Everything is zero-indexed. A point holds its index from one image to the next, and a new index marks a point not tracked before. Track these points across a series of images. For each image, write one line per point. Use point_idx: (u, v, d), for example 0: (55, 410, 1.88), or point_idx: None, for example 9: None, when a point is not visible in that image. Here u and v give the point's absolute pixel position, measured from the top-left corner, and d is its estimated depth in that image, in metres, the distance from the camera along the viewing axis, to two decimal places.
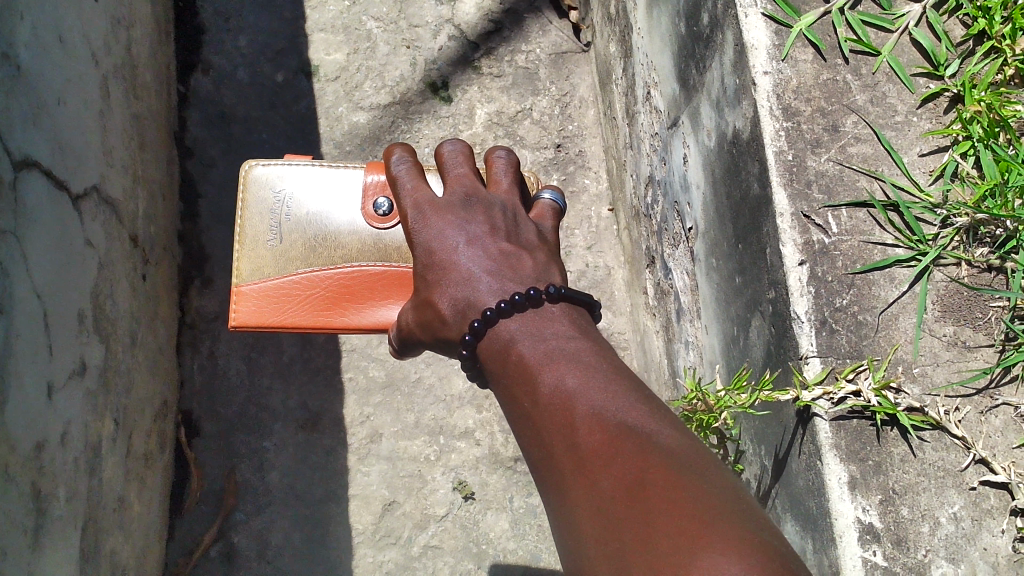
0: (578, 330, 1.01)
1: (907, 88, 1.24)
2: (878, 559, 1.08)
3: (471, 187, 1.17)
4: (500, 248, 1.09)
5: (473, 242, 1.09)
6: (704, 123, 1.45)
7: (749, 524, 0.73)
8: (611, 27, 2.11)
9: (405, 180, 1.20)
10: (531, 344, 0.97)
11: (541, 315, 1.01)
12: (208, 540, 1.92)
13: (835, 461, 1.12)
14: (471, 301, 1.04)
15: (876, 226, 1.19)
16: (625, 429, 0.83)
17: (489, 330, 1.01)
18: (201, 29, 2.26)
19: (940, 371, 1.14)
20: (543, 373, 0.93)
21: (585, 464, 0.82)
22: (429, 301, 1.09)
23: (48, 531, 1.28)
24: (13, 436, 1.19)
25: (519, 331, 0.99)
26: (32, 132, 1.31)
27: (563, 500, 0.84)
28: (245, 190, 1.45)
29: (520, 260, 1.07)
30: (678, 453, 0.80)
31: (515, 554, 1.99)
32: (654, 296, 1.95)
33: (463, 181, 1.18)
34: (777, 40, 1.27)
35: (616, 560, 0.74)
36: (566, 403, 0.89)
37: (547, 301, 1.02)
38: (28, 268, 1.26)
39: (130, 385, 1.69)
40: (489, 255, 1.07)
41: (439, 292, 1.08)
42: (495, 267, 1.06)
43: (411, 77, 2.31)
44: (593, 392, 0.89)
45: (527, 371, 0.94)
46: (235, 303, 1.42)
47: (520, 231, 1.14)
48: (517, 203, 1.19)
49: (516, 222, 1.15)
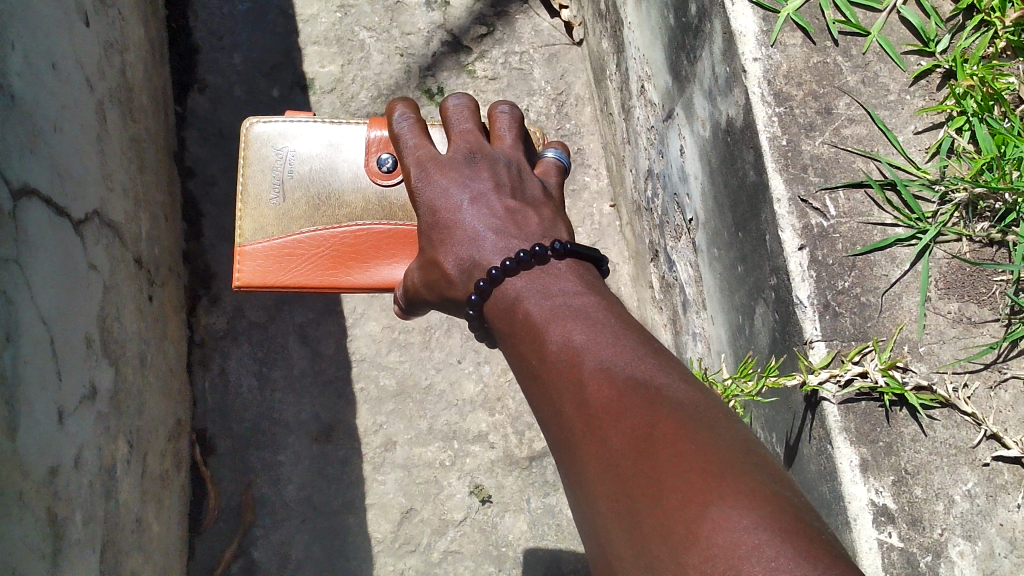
0: (584, 284, 1.03)
1: (898, 66, 1.23)
2: (893, 540, 1.08)
3: (475, 142, 1.18)
4: (505, 205, 1.12)
5: (478, 200, 1.12)
6: (698, 113, 1.45)
7: (757, 473, 0.74)
8: (603, 24, 2.11)
9: (407, 137, 1.21)
10: (537, 301, 0.99)
11: (548, 272, 1.03)
12: (228, 557, 1.93)
13: (845, 444, 1.11)
14: (477, 259, 1.07)
15: (874, 206, 1.19)
16: (632, 381, 0.84)
17: (494, 289, 1.04)
18: (195, 49, 2.27)
19: (947, 348, 1.14)
20: (550, 331, 0.94)
21: (592, 419, 0.83)
22: (436, 261, 1.13)
23: (66, 555, 1.28)
24: (25, 462, 1.19)
25: (525, 289, 1.02)
26: (29, 160, 1.31)
27: (571, 454, 0.85)
28: (246, 147, 1.44)
29: (525, 217, 1.11)
30: (686, 403, 0.81)
31: (534, 555, 2.00)
32: (660, 290, 1.95)
33: (468, 137, 1.19)
34: (765, 26, 1.26)
35: (626, 515, 0.76)
36: (572, 358, 0.89)
37: (553, 257, 1.04)
38: (33, 295, 1.27)
39: (142, 407, 1.69)
40: (494, 213, 1.10)
41: (445, 252, 1.11)
42: (500, 225, 1.09)
43: (406, 85, 2.31)
44: (599, 346, 0.89)
45: (534, 329, 0.96)
46: (238, 262, 1.42)
47: (525, 187, 1.17)
48: (521, 158, 1.22)
49: (520, 177, 1.18)
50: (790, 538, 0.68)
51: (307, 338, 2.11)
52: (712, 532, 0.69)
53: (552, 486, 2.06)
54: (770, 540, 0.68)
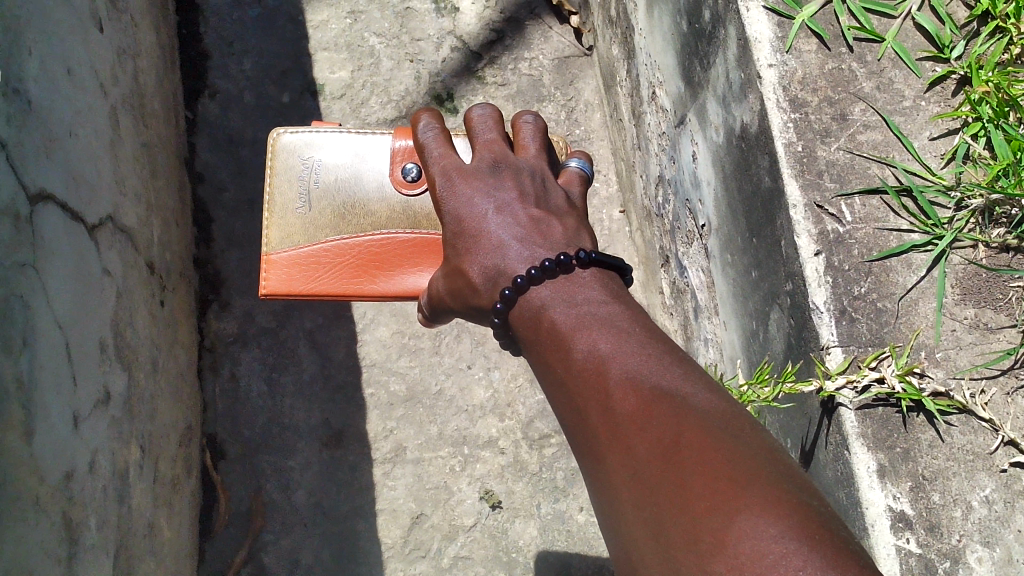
0: (610, 293, 1.03)
1: (913, 73, 1.23)
2: (912, 546, 1.08)
3: (499, 153, 1.19)
4: (530, 214, 1.12)
5: (502, 210, 1.12)
6: (712, 119, 1.45)
7: (785, 481, 0.74)
8: (613, 30, 2.11)
9: (433, 146, 1.22)
10: (562, 310, 0.99)
11: (572, 281, 1.03)
12: (238, 562, 1.92)
13: (862, 450, 1.11)
14: (501, 268, 1.08)
15: (890, 212, 1.19)
16: (659, 390, 0.84)
17: (520, 297, 1.04)
18: (205, 55, 2.28)
19: (964, 354, 1.13)
20: (575, 339, 0.94)
21: (619, 428, 0.83)
22: (461, 270, 1.14)
23: (81, 559, 1.28)
24: (42, 467, 1.20)
25: (550, 298, 1.02)
26: (45, 165, 1.32)
27: (598, 463, 0.85)
28: (274, 158, 1.45)
29: (550, 226, 1.11)
30: (713, 413, 0.81)
31: (544, 560, 1.99)
32: (670, 296, 1.96)
33: (492, 147, 1.20)
34: (780, 32, 1.27)
35: (653, 523, 0.76)
36: (598, 367, 0.89)
37: (578, 265, 1.04)
38: (49, 300, 1.27)
39: (154, 412, 1.70)
40: (519, 221, 1.11)
41: (470, 261, 1.12)
42: (524, 233, 1.09)
43: (416, 91, 2.32)
44: (626, 355, 0.89)
45: (559, 337, 0.96)
46: (264, 271, 1.43)
47: (549, 197, 1.17)
48: (545, 167, 1.22)
49: (545, 187, 1.18)
50: (816, 547, 0.68)
51: (318, 343, 2.11)
52: (738, 540, 0.69)
53: (562, 492, 2.05)
54: (798, 549, 0.67)
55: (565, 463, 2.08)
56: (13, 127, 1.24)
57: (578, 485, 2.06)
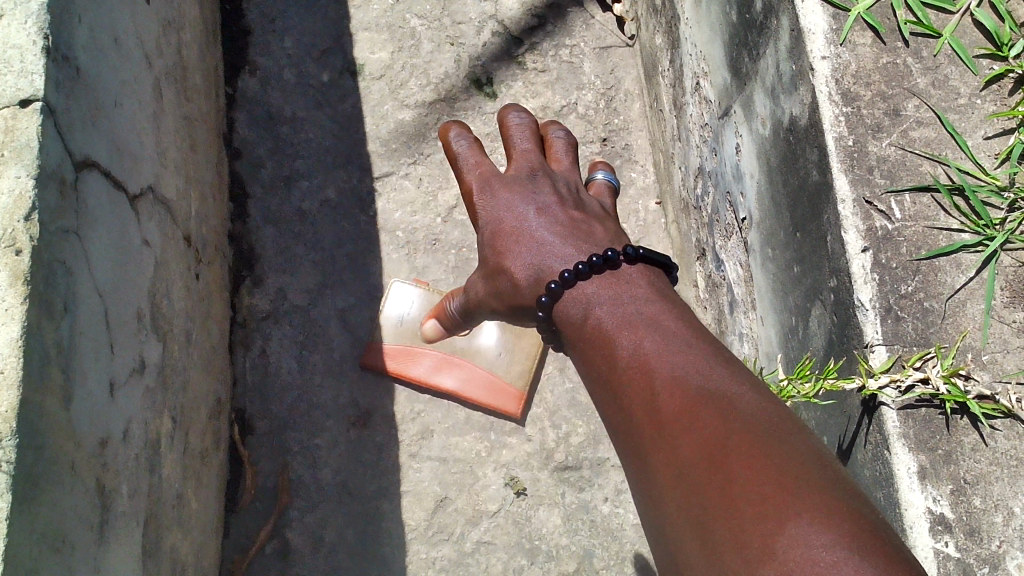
0: (655, 291, 1.02)
1: (970, 70, 1.21)
2: (950, 550, 1.06)
3: (537, 162, 1.21)
4: (570, 217, 1.14)
5: (544, 211, 1.14)
6: (759, 111, 1.43)
7: (834, 487, 0.72)
8: (657, 19, 2.10)
9: (467, 156, 1.25)
10: (609, 308, 0.99)
11: (619, 278, 1.04)
12: (263, 537, 1.93)
13: (903, 450, 1.10)
14: (546, 266, 1.09)
15: (941, 211, 1.16)
16: (704, 389, 0.83)
17: (566, 292, 1.05)
18: (248, 31, 2.28)
19: (1011, 357, 1.11)
20: (621, 339, 0.94)
21: (663, 427, 0.83)
22: (501, 269, 1.15)
23: (111, 526, 1.29)
24: (77, 431, 1.20)
25: (596, 296, 1.02)
26: (91, 133, 1.32)
27: (641, 463, 0.85)
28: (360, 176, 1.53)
29: (592, 229, 1.13)
30: (761, 417, 0.80)
31: (567, 550, 1.98)
32: (705, 290, 1.94)
33: (530, 157, 1.22)
34: (835, 25, 1.25)
35: (696, 525, 0.75)
36: (644, 366, 0.89)
37: (625, 261, 1.05)
38: (90, 266, 1.28)
39: (186, 383, 1.70)
40: (560, 224, 1.13)
41: (512, 259, 1.13)
42: (568, 233, 1.11)
43: (455, 74, 2.31)
44: (671, 354, 0.89)
45: (605, 337, 0.96)
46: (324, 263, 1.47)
47: (586, 204, 1.20)
48: (580, 179, 1.24)
49: (582, 196, 1.21)
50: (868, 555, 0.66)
51: (348, 323, 2.11)
52: (787, 547, 0.68)
53: (587, 481, 2.04)
54: (849, 558, 0.66)
55: (591, 453, 2.06)
56: (62, 94, 1.24)
57: (604, 476, 2.04)
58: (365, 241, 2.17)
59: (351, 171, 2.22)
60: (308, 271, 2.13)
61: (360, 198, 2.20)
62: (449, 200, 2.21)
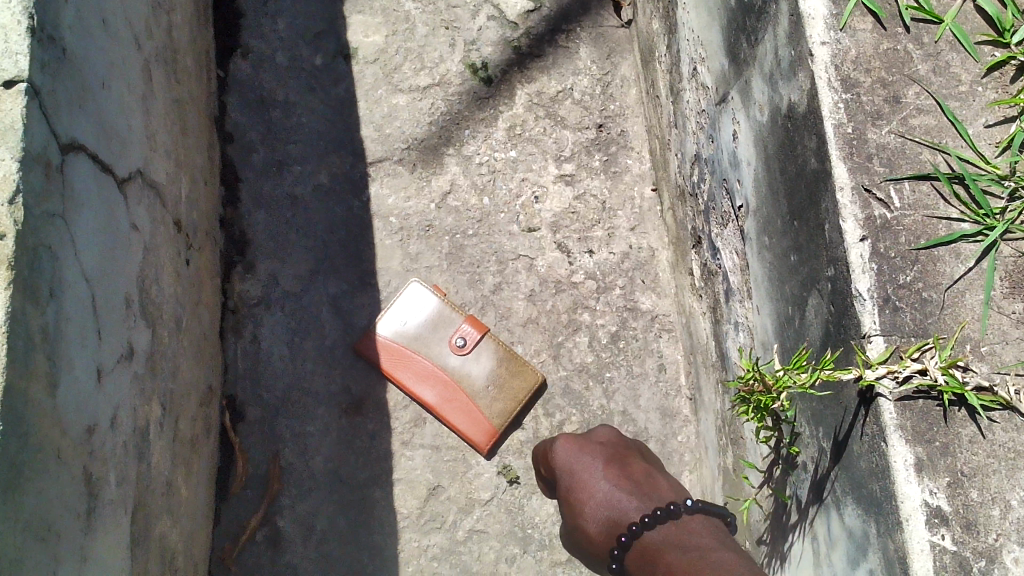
0: (714, 535, 1.42)
1: (971, 56, 1.19)
2: (947, 543, 1.05)
3: (620, 454, 1.68)
4: (646, 489, 1.57)
5: (619, 481, 1.59)
6: (757, 97, 1.42)
7: None
8: (654, 4, 2.07)
9: (563, 441, 1.72)
10: (659, 535, 1.45)
11: (680, 527, 1.46)
12: (254, 524, 1.92)
13: (900, 442, 1.08)
14: (619, 516, 1.52)
15: (941, 199, 1.15)
16: None
17: (635, 538, 1.46)
18: (240, 14, 2.25)
19: (1010, 348, 1.10)
20: (666, 557, 1.38)
21: None
22: (579, 521, 1.59)
23: (100, 515, 1.27)
24: (64, 419, 1.19)
25: (661, 540, 1.44)
26: (78, 116, 1.30)
27: None
28: None
29: (659, 494, 1.56)
30: None
31: (560, 539, 1.97)
32: (701, 278, 1.92)
33: (614, 449, 1.69)
34: (835, 9, 1.23)
35: None
36: (689, 562, 1.31)
37: (687, 513, 1.48)
38: (76, 251, 1.26)
39: (176, 370, 1.69)
40: (632, 488, 1.57)
41: (589, 506, 1.58)
42: (639, 493, 1.55)
43: (450, 58, 2.28)
44: (715, 563, 1.27)
45: (657, 556, 1.40)
46: None
47: (657, 483, 1.60)
48: (652, 471, 1.65)
49: (653, 476, 1.62)
50: None
51: (341, 310, 2.09)
52: None
53: None
54: None
55: None
56: (46, 75, 1.22)
57: None
58: (358, 227, 2.15)
59: (344, 156, 2.19)
60: (300, 257, 2.11)
61: (353, 184, 2.17)
62: (444, 185, 2.19)
